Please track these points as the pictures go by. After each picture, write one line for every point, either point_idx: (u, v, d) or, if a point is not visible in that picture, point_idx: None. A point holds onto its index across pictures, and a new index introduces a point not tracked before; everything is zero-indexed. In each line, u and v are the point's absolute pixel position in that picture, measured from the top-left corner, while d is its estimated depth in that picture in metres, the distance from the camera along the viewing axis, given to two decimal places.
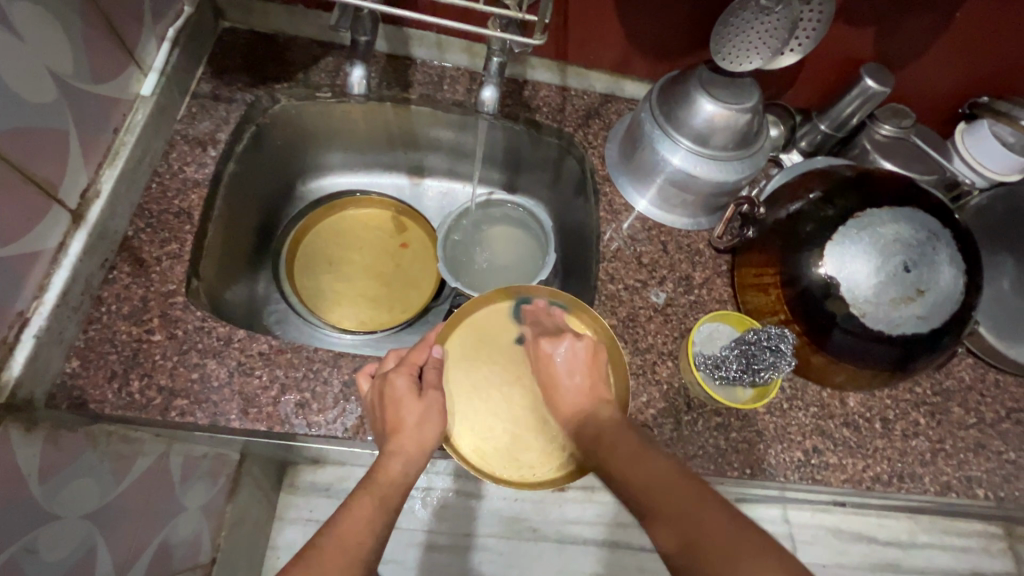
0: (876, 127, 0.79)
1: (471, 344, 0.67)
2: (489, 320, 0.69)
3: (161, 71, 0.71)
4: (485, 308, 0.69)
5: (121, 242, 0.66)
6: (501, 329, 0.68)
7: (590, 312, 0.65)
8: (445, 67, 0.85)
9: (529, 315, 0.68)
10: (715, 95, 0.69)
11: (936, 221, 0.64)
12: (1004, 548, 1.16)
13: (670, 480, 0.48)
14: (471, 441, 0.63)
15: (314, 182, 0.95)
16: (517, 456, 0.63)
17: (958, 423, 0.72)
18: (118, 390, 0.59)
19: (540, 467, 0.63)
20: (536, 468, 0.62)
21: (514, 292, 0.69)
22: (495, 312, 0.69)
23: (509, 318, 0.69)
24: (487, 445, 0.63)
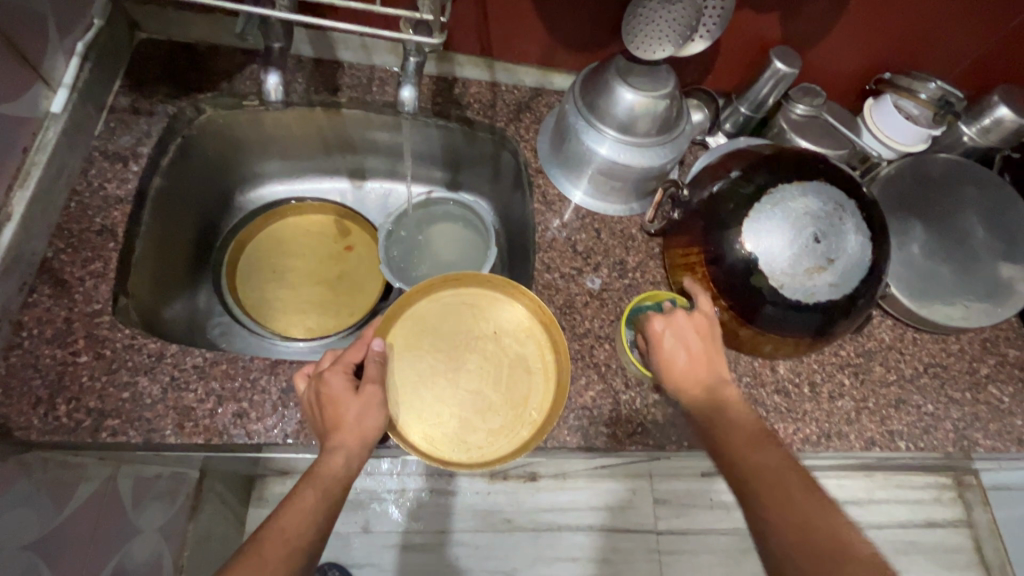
0: (791, 107, 0.82)
1: (411, 333, 0.68)
2: (427, 310, 0.69)
3: (71, 87, 0.70)
4: (422, 299, 0.69)
5: (40, 264, 0.64)
6: (440, 317, 0.69)
7: (520, 288, 0.68)
8: (375, 69, 0.85)
9: (465, 301, 0.70)
10: (633, 83, 0.71)
11: (841, 192, 0.67)
12: (954, 497, 1.23)
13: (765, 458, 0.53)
14: (419, 429, 0.63)
15: (251, 192, 0.94)
16: (466, 437, 0.64)
17: (879, 381, 0.76)
18: (44, 416, 0.58)
19: (490, 445, 0.64)
20: (487, 446, 0.64)
21: (449, 281, 0.70)
22: (433, 301, 0.69)
23: (448, 305, 0.69)
24: (436, 431, 0.64)
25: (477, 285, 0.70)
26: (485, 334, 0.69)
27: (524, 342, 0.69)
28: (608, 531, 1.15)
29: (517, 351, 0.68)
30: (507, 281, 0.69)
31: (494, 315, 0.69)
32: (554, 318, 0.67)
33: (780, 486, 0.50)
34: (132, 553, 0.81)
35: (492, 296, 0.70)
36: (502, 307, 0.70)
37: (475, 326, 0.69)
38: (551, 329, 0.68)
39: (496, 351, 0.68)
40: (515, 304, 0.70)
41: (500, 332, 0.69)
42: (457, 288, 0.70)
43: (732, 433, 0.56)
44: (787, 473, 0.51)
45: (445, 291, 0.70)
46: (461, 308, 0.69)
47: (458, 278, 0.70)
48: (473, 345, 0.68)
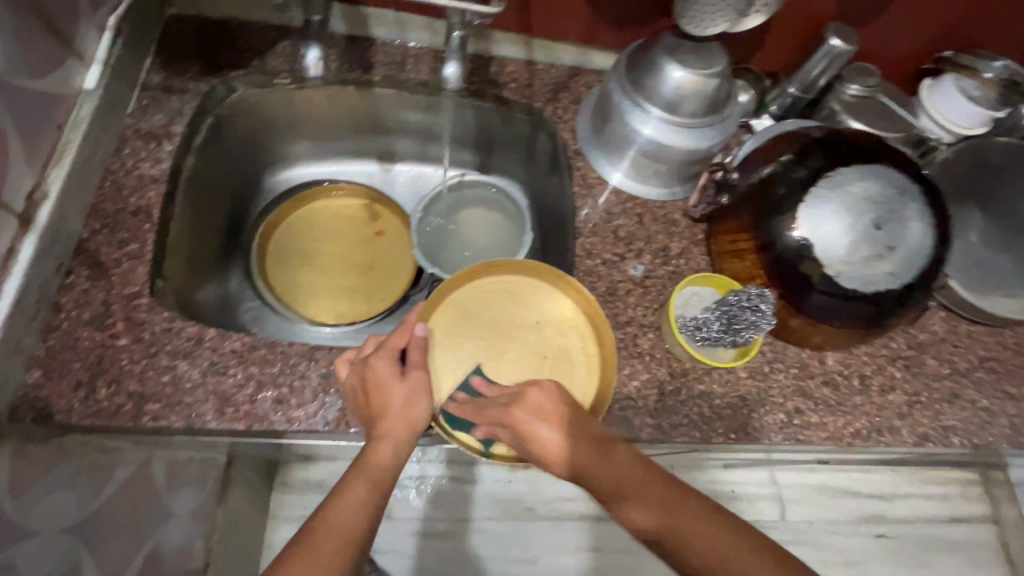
0: (843, 88, 0.78)
1: (453, 321, 0.66)
2: (468, 297, 0.67)
3: (104, 63, 0.68)
4: (463, 285, 0.67)
5: (77, 245, 0.63)
6: (482, 304, 0.67)
7: (563, 278, 0.66)
8: (409, 46, 0.82)
9: (507, 289, 0.68)
10: (683, 60, 0.68)
11: (902, 175, 0.64)
12: (981, 493, 1.20)
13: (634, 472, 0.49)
14: (462, 418, 0.62)
15: (281, 174, 0.92)
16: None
17: (932, 374, 0.74)
18: (85, 399, 0.57)
19: None
20: None
21: (490, 267, 0.68)
22: (475, 288, 0.67)
23: (491, 292, 0.67)
24: None
25: (519, 272, 0.68)
26: (528, 322, 0.67)
27: (568, 331, 0.67)
28: None
29: (560, 341, 0.66)
30: (551, 269, 0.66)
31: (537, 304, 0.67)
32: (600, 308, 0.64)
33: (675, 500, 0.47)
34: (164, 538, 0.80)
35: (536, 284, 0.68)
36: (545, 295, 0.68)
37: (518, 314, 0.67)
38: (596, 318, 0.65)
39: (538, 341, 0.66)
40: (558, 292, 0.68)
41: (543, 321, 0.67)
42: (499, 275, 0.68)
43: (608, 475, 0.50)
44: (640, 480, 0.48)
45: (486, 278, 0.68)
46: (503, 295, 0.67)
47: (500, 265, 0.68)
48: (515, 334, 0.66)
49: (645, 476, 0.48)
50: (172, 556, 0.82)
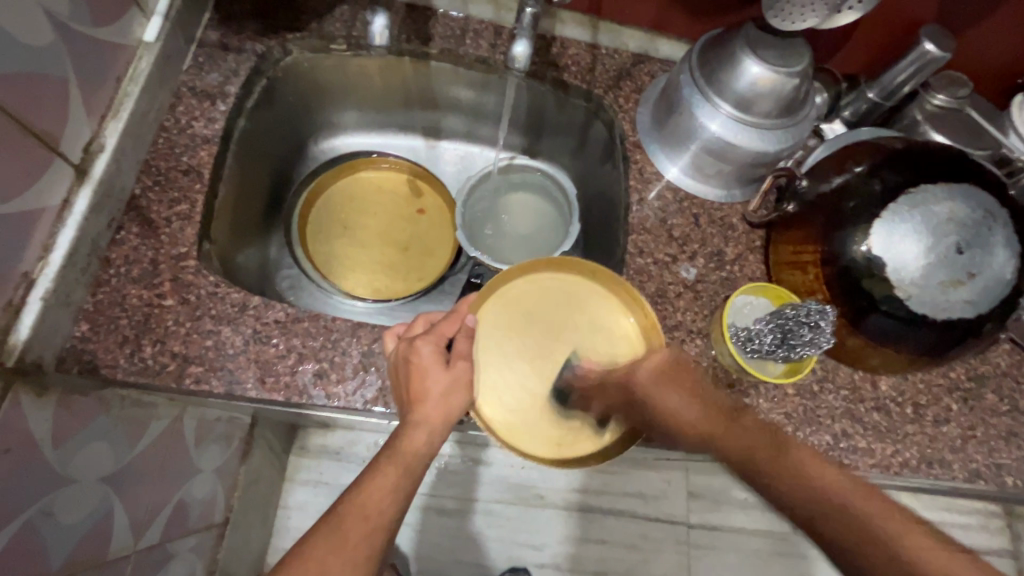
0: (929, 97, 0.73)
1: (504, 314, 0.65)
2: (525, 292, 0.66)
3: (164, 15, 0.66)
4: (522, 281, 0.66)
5: (128, 200, 0.62)
6: (535, 301, 0.66)
7: (627, 287, 0.63)
8: (468, 19, 0.78)
9: (568, 287, 0.66)
10: (762, 55, 0.63)
11: (992, 199, 0.60)
12: (1000, 526, 1.16)
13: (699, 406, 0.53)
14: (501, 413, 0.62)
15: (326, 142, 0.90)
16: (539, 428, 0.62)
17: (991, 410, 0.70)
18: (130, 356, 0.57)
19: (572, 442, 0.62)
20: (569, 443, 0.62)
21: (551, 265, 0.66)
22: (527, 283, 0.66)
23: (543, 289, 0.66)
24: (517, 419, 0.62)
25: (575, 270, 0.66)
26: (580, 325, 0.65)
27: (618, 338, 0.64)
28: (639, 517, 1.11)
29: (611, 347, 0.64)
30: (607, 271, 0.64)
31: (588, 308, 0.66)
32: (655, 320, 0.61)
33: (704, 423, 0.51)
34: (191, 490, 0.79)
35: (589, 285, 0.66)
36: (598, 300, 0.66)
37: (571, 315, 0.66)
38: (650, 327, 0.62)
39: (588, 347, 0.65)
40: (612, 296, 0.65)
41: (594, 325, 0.65)
42: (554, 273, 0.66)
43: (637, 393, 0.57)
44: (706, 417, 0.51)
45: (544, 274, 0.67)
46: (555, 294, 0.66)
47: (556, 263, 0.66)
48: (565, 336, 0.65)
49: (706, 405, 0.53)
50: (197, 510, 0.82)
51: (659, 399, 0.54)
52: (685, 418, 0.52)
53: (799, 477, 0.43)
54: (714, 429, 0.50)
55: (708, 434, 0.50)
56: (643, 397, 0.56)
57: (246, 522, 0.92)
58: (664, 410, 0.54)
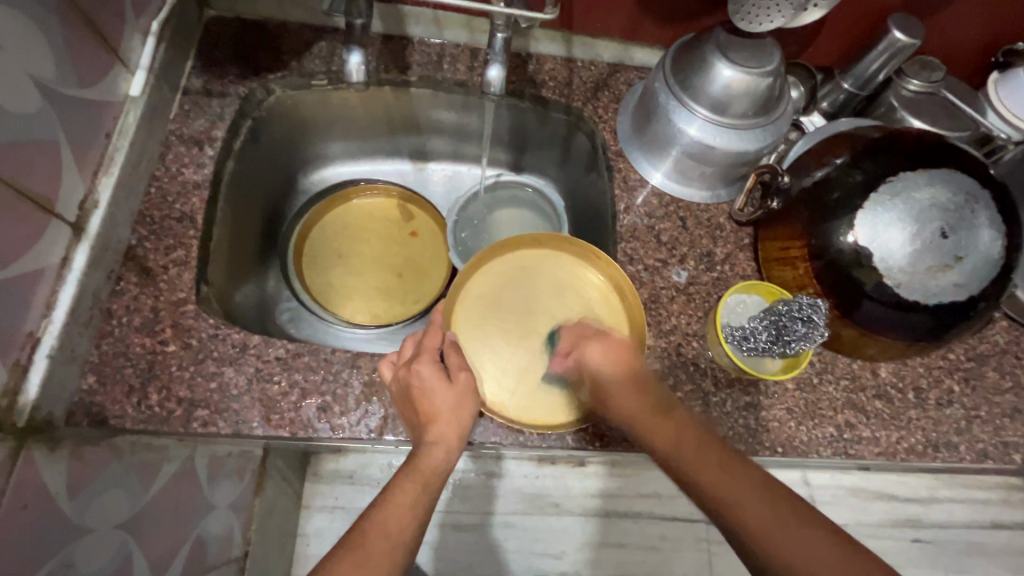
0: (903, 83, 0.74)
1: (472, 313, 0.69)
2: (484, 284, 0.71)
3: (149, 68, 0.67)
4: (477, 276, 0.71)
5: (126, 252, 0.64)
6: (495, 290, 0.71)
7: (578, 244, 0.70)
8: (444, 45, 0.81)
9: (521, 261, 0.72)
10: (733, 58, 0.65)
11: (974, 182, 0.60)
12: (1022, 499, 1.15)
13: (688, 437, 0.52)
14: (509, 399, 0.65)
15: (316, 175, 0.92)
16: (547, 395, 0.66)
17: (993, 388, 0.70)
18: (137, 404, 0.58)
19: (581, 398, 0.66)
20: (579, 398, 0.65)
21: (499, 250, 0.72)
22: (482, 279, 0.71)
23: (497, 275, 0.71)
24: (528, 399, 0.65)
25: (522, 247, 0.72)
26: (546, 292, 0.71)
27: (584, 289, 0.71)
28: (656, 518, 1.12)
29: (580, 298, 0.71)
30: (547, 235, 0.72)
31: (546, 274, 0.72)
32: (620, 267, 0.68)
33: (692, 445, 0.51)
34: (207, 527, 0.80)
35: (537, 253, 0.73)
36: (548, 261, 0.73)
37: (537, 287, 0.71)
38: (614, 274, 0.69)
39: (561, 306, 0.70)
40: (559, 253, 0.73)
41: (558, 284, 0.71)
42: (505, 257, 0.72)
43: (666, 436, 0.53)
44: (706, 450, 0.50)
45: (497, 263, 0.72)
46: (510, 274, 0.71)
47: (497, 249, 0.71)
48: (537, 308, 0.70)
49: (692, 437, 0.52)
50: (216, 546, 0.83)
51: (706, 460, 0.49)
52: (727, 487, 0.47)
53: (737, 513, 0.46)
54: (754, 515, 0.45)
55: (774, 523, 0.44)
56: (688, 456, 0.51)
57: (265, 556, 0.92)
58: (703, 480, 0.49)
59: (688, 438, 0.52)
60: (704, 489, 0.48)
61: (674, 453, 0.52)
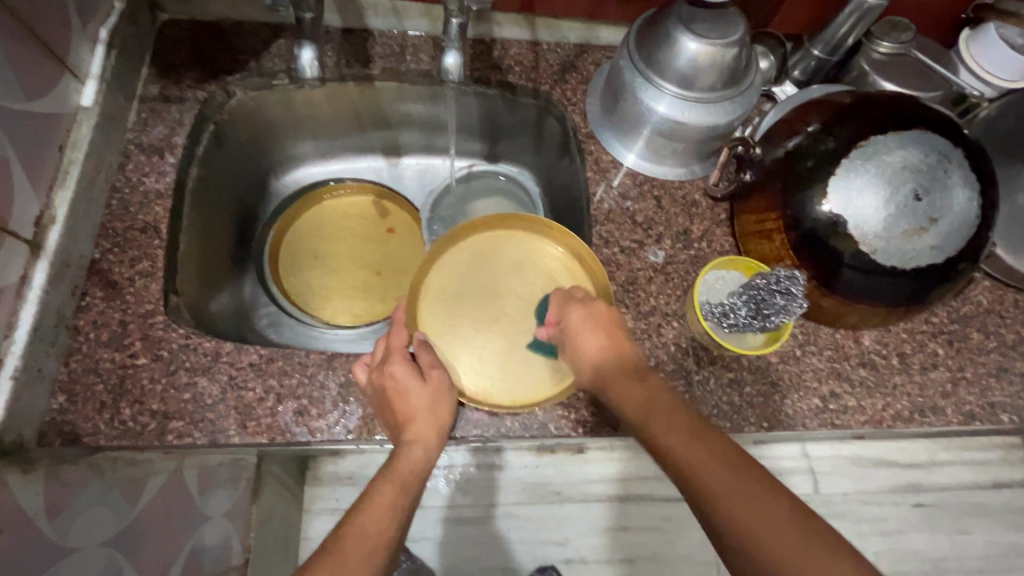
0: (873, 46, 0.73)
1: (437, 305, 0.68)
2: (445, 274, 0.70)
3: (99, 77, 0.66)
4: (438, 267, 0.70)
5: (89, 266, 0.63)
6: (457, 279, 0.70)
7: (536, 220, 0.70)
8: (406, 36, 0.79)
9: (480, 246, 0.72)
10: (696, 30, 0.63)
11: (946, 141, 0.59)
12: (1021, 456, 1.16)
13: (657, 398, 0.53)
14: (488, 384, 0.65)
15: (288, 177, 0.90)
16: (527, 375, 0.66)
17: (978, 349, 0.70)
18: (110, 420, 0.57)
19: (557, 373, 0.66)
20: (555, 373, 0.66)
21: (457, 237, 0.71)
22: (441, 270, 0.70)
23: (457, 264, 0.70)
24: (506, 381, 0.65)
25: (480, 231, 0.72)
26: (509, 274, 0.71)
27: (547, 265, 0.71)
28: (657, 499, 1.12)
29: (543, 274, 0.71)
30: (502, 216, 0.71)
31: (506, 256, 0.72)
32: (577, 239, 0.68)
33: (658, 406, 0.53)
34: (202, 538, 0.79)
35: (496, 236, 0.72)
36: (507, 242, 0.72)
37: (499, 270, 0.71)
38: (574, 247, 0.69)
39: (526, 285, 0.70)
40: (516, 232, 0.72)
41: (519, 262, 0.71)
42: (463, 244, 0.71)
43: (635, 398, 0.54)
44: (678, 415, 0.51)
45: (456, 252, 0.71)
46: (472, 261, 0.71)
47: (453, 237, 0.70)
48: (502, 290, 0.70)
49: (665, 400, 0.53)
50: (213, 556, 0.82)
51: (673, 423, 0.51)
52: (692, 448, 0.48)
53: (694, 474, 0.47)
54: (712, 477, 0.46)
55: (731, 485, 0.45)
56: (653, 418, 0.52)
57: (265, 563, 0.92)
58: (666, 441, 0.50)
59: (658, 401, 0.53)
60: (669, 454, 0.49)
61: (640, 413, 0.53)
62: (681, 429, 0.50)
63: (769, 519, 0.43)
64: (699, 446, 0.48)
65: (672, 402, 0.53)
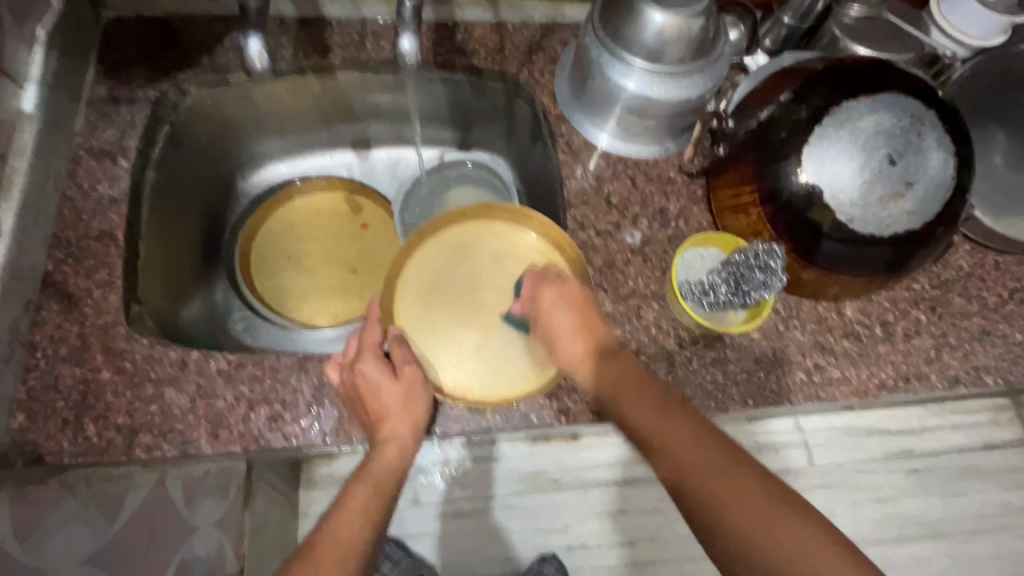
0: (844, 10, 0.71)
1: (414, 301, 0.66)
2: (419, 270, 0.67)
3: (41, 81, 0.63)
4: (411, 262, 0.67)
5: (43, 278, 0.60)
6: (432, 274, 0.68)
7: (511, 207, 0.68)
8: (366, 23, 0.77)
9: (455, 237, 0.69)
10: (661, 1, 0.61)
11: (919, 103, 0.58)
12: (1011, 416, 1.16)
13: (628, 374, 0.55)
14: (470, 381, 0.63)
15: (255, 176, 0.87)
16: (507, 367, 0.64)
17: (960, 313, 0.69)
18: (75, 438, 0.55)
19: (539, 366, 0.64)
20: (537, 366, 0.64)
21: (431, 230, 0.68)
22: (417, 264, 0.67)
23: (432, 259, 0.68)
24: (488, 378, 0.63)
25: (455, 223, 0.69)
26: (485, 266, 0.69)
27: (525, 254, 0.69)
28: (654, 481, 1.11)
29: (521, 263, 0.69)
30: (475, 207, 0.69)
31: (483, 246, 0.70)
32: (559, 228, 0.65)
33: (629, 384, 0.54)
34: None
35: (471, 227, 0.70)
36: (483, 233, 0.70)
37: (476, 262, 0.69)
38: (551, 234, 0.67)
39: (504, 276, 0.69)
40: (494, 224, 0.70)
41: (498, 255, 0.69)
42: (438, 237, 0.69)
43: (608, 374, 0.56)
44: (652, 396, 0.52)
45: (430, 245, 0.69)
46: (447, 255, 0.69)
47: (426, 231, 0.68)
48: (479, 282, 0.68)
49: (637, 379, 0.54)
50: None
51: (646, 400, 0.52)
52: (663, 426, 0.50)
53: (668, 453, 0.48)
54: (698, 468, 0.46)
55: (702, 465, 0.46)
56: (625, 399, 0.53)
57: None
58: (637, 421, 0.51)
59: (631, 377, 0.54)
60: (643, 433, 0.51)
61: (611, 395, 0.54)
62: (653, 408, 0.51)
63: (751, 505, 0.43)
64: (671, 423, 0.49)
65: (641, 378, 0.54)
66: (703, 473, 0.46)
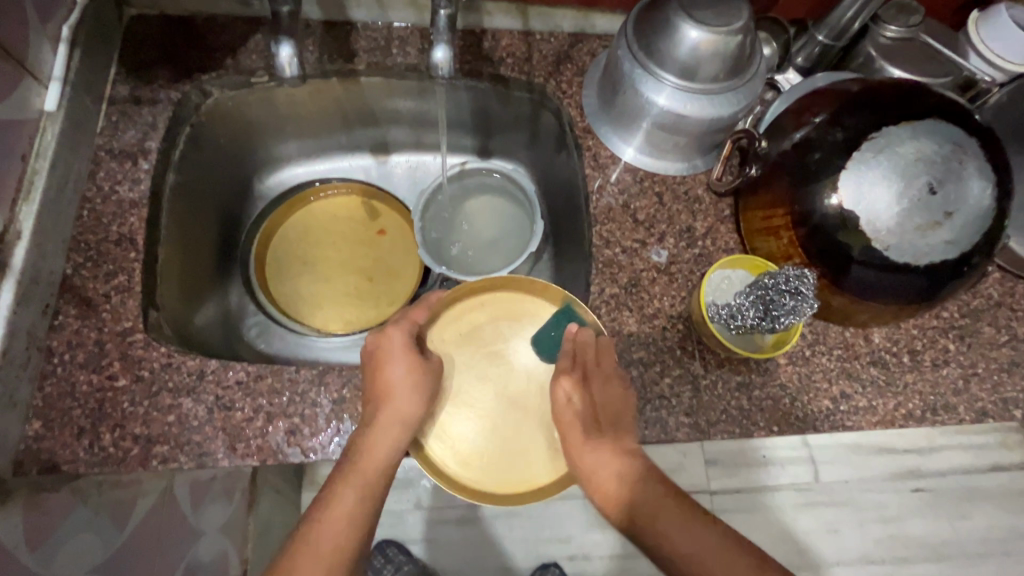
0: (881, 30, 0.70)
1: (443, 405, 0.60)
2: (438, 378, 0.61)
3: (64, 80, 0.62)
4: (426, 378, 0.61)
5: (61, 282, 0.59)
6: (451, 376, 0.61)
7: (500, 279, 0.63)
8: (392, 28, 0.75)
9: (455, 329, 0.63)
10: (698, 18, 0.60)
11: (960, 131, 0.57)
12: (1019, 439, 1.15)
13: (591, 423, 0.53)
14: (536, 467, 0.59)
15: (273, 178, 0.86)
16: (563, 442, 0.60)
17: (989, 343, 0.68)
18: (90, 447, 0.54)
19: None
20: None
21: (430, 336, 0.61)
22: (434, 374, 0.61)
23: (448, 362, 0.62)
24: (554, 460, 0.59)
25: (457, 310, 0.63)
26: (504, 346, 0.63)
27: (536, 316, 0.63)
28: None
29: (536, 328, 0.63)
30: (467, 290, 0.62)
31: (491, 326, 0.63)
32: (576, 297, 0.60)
33: (593, 433, 0.52)
34: None
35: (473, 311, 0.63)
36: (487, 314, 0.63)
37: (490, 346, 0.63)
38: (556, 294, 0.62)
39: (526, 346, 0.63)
40: (546, 306, 0.63)
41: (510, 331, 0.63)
42: (445, 326, 0.62)
43: (567, 430, 0.53)
44: (615, 446, 0.52)
45: (440, 350, 0.62)
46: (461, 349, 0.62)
47: (467, 289, 0.63)
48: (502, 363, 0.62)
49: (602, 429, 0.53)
50: None
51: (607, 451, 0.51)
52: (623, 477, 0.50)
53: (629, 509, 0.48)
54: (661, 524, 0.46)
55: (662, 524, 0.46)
56: (590, 450, 0.51)
57: None
58: (597, 476, 0.50)
59: (593, 425, 0.53)
60: (606, 486, 0.50)
61: (573, 446, 0.52)
62: (616, 458, 0.51)
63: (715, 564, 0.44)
64: (631, 473, 0.50)
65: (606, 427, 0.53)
66: (666, 528, 0.46)
